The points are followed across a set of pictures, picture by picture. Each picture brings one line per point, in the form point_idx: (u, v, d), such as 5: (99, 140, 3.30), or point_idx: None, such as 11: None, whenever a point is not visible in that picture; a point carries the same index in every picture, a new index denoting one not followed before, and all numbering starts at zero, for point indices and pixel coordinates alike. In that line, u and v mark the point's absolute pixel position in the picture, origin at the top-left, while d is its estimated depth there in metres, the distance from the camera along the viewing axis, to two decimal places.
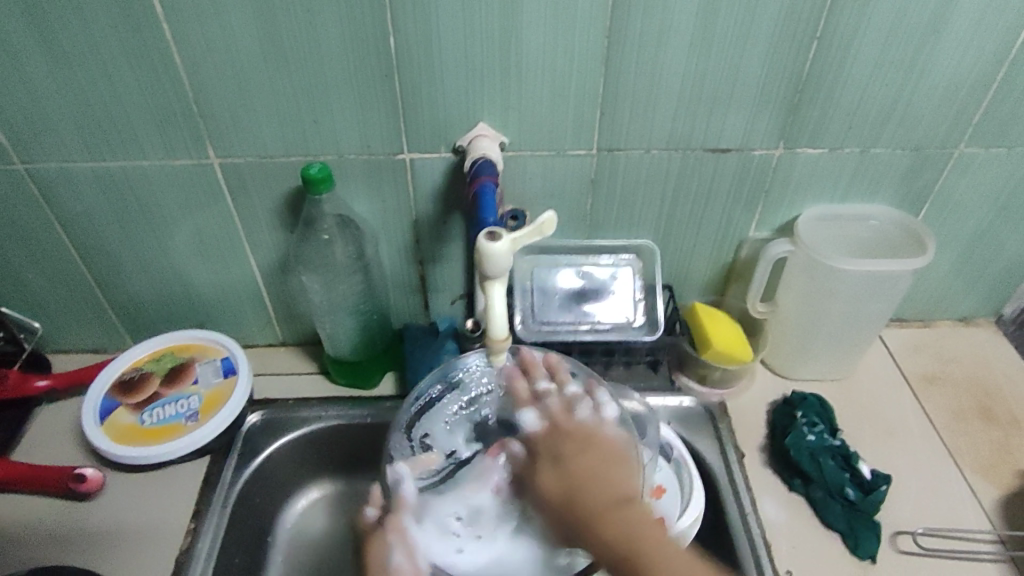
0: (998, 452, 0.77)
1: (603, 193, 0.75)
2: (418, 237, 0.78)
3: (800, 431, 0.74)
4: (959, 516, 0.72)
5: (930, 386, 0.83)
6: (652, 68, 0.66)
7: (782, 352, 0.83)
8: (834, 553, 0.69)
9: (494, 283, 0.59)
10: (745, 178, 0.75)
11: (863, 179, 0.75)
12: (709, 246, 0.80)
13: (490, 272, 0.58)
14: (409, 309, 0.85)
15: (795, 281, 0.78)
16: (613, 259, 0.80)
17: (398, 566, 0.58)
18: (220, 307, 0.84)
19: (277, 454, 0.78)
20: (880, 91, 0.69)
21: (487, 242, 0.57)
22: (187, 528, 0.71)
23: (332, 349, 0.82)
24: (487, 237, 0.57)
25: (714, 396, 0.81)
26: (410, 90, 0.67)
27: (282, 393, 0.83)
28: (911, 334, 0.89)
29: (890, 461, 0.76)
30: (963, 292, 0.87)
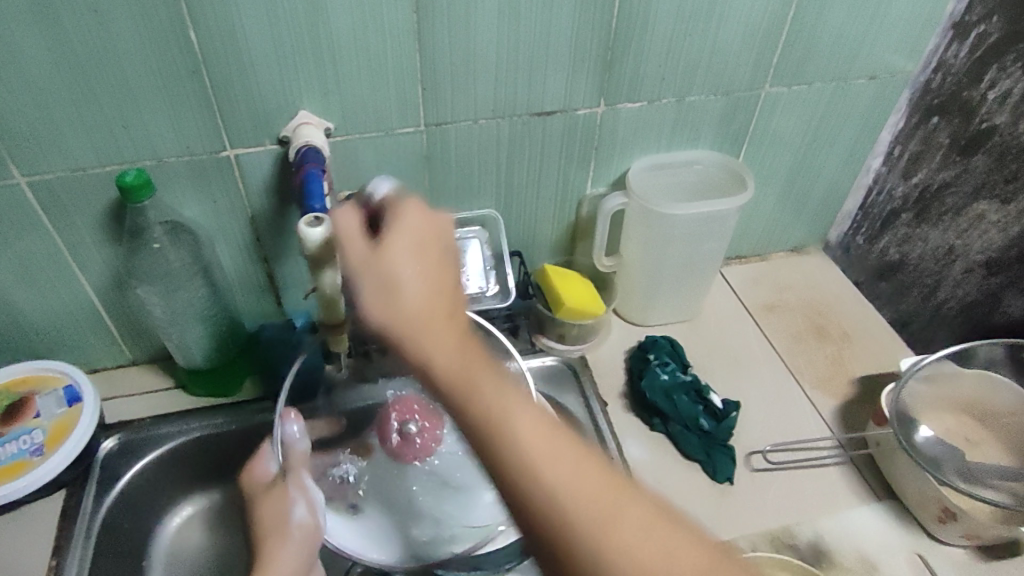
0: (832, 365, 0.84)
1: (438, 168, 0.76)
2: (258, 233, 0.76)
3: (653, 372, 0.78)
4: (804, 428, 0.78)
5: (768, 315, 0.89)
6: (464, 39, 0.66)
7: (632, 301, 0.87)
8: (695, 481, 0.73)
9: (327, 267, 0.62)
10: (574, 139, 0.77)
11: (684, 128, 0.80)
12: (552, 208, 0.83)
13: (318, 257, 0.60)
14: (261, 309, 0.84)
15: (633, 232, 0.81)
16: (460, 232, 0.81)
17: (297, 521, 0.69)
18: (59, 333, 0.79)
19: (142, 475, 0.76)
20: (687, 43, 0.72)
21: (309, 227, 0.59)
22: (47, 565, 0.67)
23: (185, 361, 0.79)
24: (310, 223, 0.59)
25: (574, 352, 0.84)
26: (222, 84, 0.64)
27: (138, 413, 0.80)
28: (750, 269, 0.95)
29: (739, 388, 0.81)
30: (792, 223, 0.94)
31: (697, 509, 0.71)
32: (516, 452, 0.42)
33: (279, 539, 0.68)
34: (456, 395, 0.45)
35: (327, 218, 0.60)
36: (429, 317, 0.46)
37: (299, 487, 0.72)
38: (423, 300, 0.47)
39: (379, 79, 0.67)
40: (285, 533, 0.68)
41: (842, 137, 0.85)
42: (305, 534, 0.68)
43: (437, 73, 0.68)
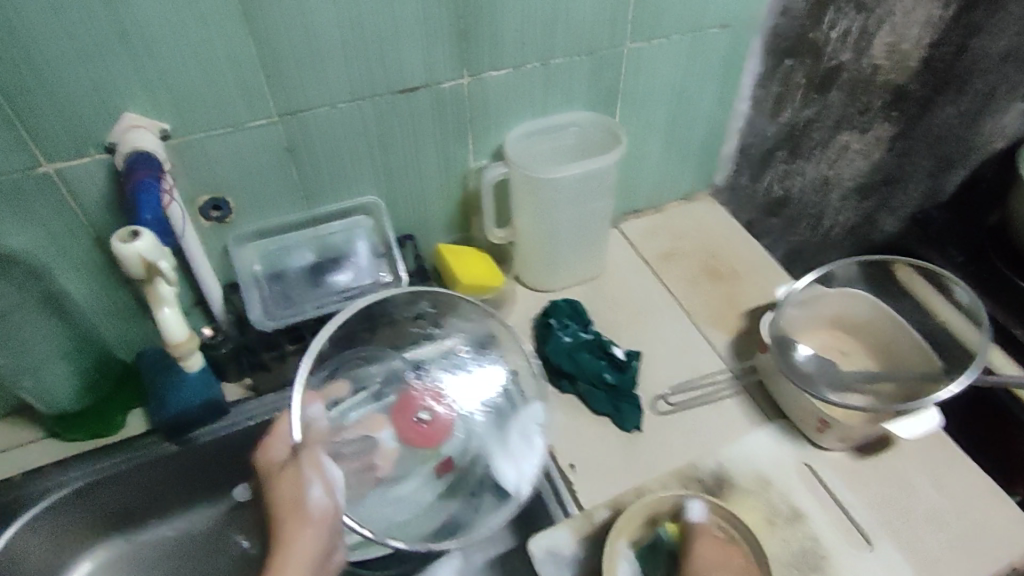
0: (725, 304, 0.88)
1: (306, 159, 0.72)
2: (117, 253, 0.70)
3: (554, 336, 0.80)
4: (702, 366, 0.82)
5: (665, 262, 0.93)
6: (303, 19, 0.62)
7: (532, 268, 0.87)
8: (606, 434, 0.76)
9: (156, 283, 0.60)
10: (443, 113, 0.75)
11: (553, 91, 0.80)
12: (436, 187, 0.81)
13: (135, 272, 0.59)
14: (136, 335, 0.78)
15: (520, 199, 0.81)
16: (344, 222, 0.79)
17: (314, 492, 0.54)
18: None
19: (22, 534, 0.71)
20: (538, 4, 0.71)
21: (124, 243, 0.57)
22: None
23: (47, 404, 0.73)
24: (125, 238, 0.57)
25: (479, 327, 0.84)
26: (34, 96, 0.58)
27: (3, 472, 0.73)
28: (644, 223, 0.98)
29: (641, 339, 0.84)
30: (676, 172, 0.97)
31: (608, 463, 0.73)
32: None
33: (296, 523, 0.53)
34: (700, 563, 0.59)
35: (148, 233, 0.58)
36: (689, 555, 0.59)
37: (314, 466, 0.56)
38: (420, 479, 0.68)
39: (218, 70, 0.62)
40: (305, 517, 0.53)
41: (704, 84, 0.88)
42: (325, 515, 0.53)
43: (282, 58, 0.64)
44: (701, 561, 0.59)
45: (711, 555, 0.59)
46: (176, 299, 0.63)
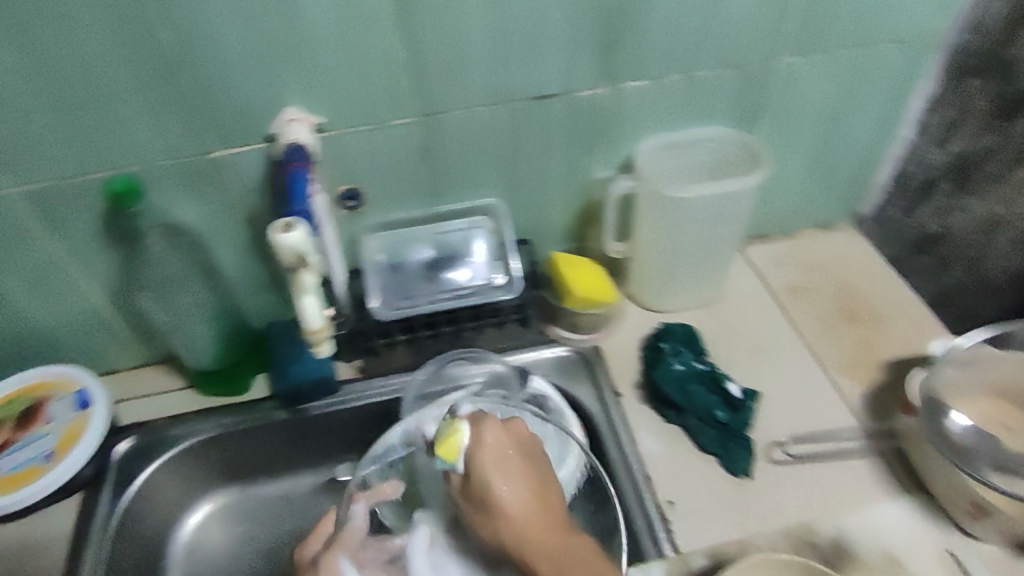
0: (863, 351, 0.79)
1: (437, 159, 0.73)
2: (257, 234, 0.75)
3: (666, 362, 0.75)
4: (828, 417, 0.74)
5: (794, 297, 0.85)
6: (452, 23, 0.63)
7: (647, 287, 0.83)
8: (712, 475, 0.71)
9: (303, 275, 0.60)
10: (577, 121, 0.73)
11: (695, 105, 0.75)
12: (559, 195, 0.80)
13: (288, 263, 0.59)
14: (268, 308, 0.82)
15: (645, 216, 0.77)
16: (464, 222, 0.79)
17: None
18: (66, 339, 0.80)
19: (155, 476, 0.76)
20: (692, 14, 0.67)
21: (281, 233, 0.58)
22: (65, 568, 0.69)
23: (193, 361, 0.79)
24: (281, 228, 0.58)
25: (587, 342, 0.81)
26: (204, 85, 0.63)
27: (148, 416, 0.80)
28: (775, 249, 0.90)
29: (760, 377, 0.78)
30: (819, 200, 0.89)
31: (714, 506, 0.69)
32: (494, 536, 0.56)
33: None
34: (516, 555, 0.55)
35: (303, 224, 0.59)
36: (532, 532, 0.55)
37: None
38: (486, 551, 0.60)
39: (367, 70, 0.65)
40: None
41: (868, 105, 0.79)
42: None
43: (427, 61, 0.65)
44: (510, 489, 0.56)
45: (505, 476, 0.57)
46: (319, 290, 0.62)
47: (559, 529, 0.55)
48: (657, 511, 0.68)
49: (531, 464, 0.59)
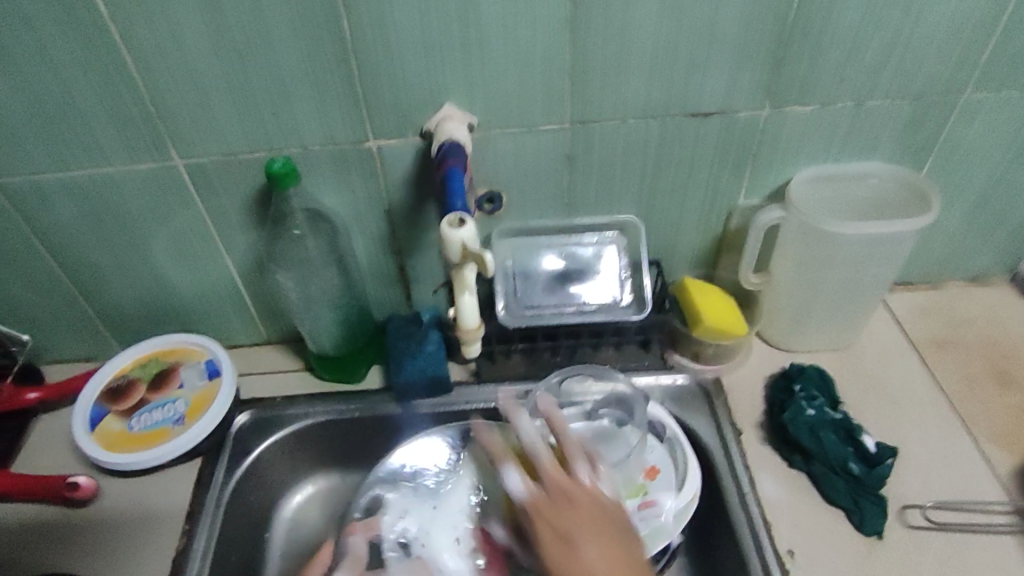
0: (1015, 418, 0.73)
1: (581, 169, 0.72)
2: (393, 227, 0.76)
3: (798, 405, 0.71)
4: (973, 486, 0.69)
5: (938, 351, 0.79)
6: (622, 33, 0.62)
7: (778, 322, 0.79)
8: (838, 531, 0.67)
9: (466, 271, 0.61)
10: (730, 143, 0.70)
11: (859, 136, 0.71)
12: (697, 218, 0.77)
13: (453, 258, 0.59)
14: (390, 301, 0.84)
15: (788, 248, 0.74)
16: (596, 237, 0.77)
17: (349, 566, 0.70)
18: (201, 307, 0.83)
19: (268, 452, 0.78)
20: (874, 40, 0.63)
21: (452, 227, 0.58)
22: (181, 530, 0.71)
23: (315, 345, 0.80)
24: (453, 223, 0.58)
25: (709, 372, 0.78)
26: (370, 76, 0.64)
27: (268, 391, 0.82)
28: (917, 297, 0.85)
29: (897, 432, 0.73)
30: (975, 250, 0.83)
31: (839, 565, 0.64)
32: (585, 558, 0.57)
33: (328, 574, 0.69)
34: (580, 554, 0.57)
35: (472, 220, 0.59)
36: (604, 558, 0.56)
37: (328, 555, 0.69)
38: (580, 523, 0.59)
39: (528, 73, 0.64)
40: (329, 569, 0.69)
41: None
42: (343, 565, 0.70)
43: (589, 69, 0.64)
44: (590, 554, 0.56)
45: (595, 550, 0.56)
46: (475, 287, 0.63)
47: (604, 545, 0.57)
48: (776, 557, 0.64)
49: (599, 528, 0.58)
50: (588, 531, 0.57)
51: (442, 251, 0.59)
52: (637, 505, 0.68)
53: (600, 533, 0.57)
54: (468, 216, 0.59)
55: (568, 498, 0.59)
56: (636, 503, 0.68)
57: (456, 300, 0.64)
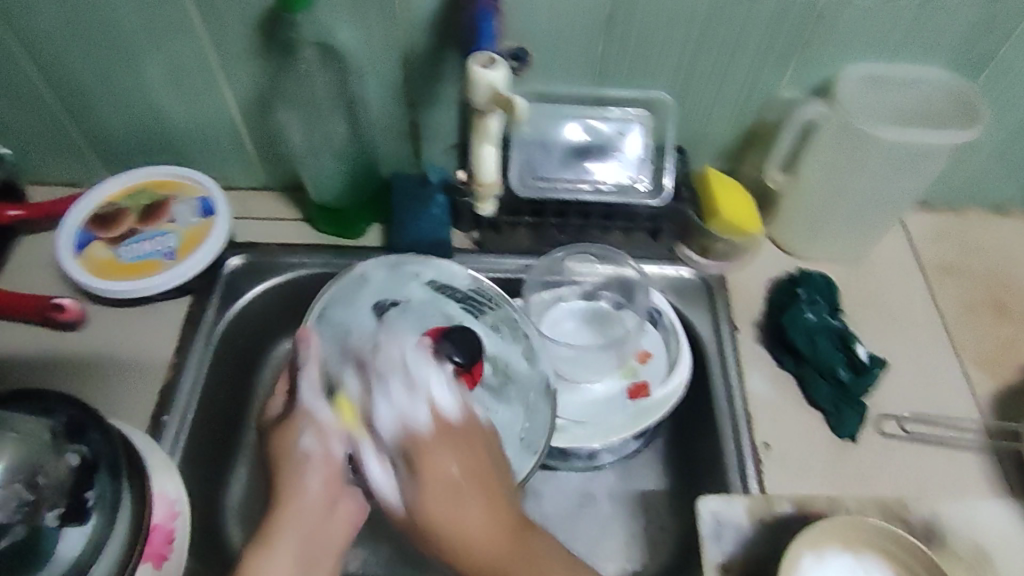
0: (1003, 347, 0.74)
1: (618, 37, 0.67)
2: (409, 76, 0.71)
3: (798, 309, 0.72)
4: (952, 406, 0.71)
5: (945, 277, 0.79)
6: None
7: (792, 226, 0.77)
8: (814, 430, 0.69)
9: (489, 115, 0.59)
10: (782, 28, 0.65)
11: (917, 38, 0.66)
12: (731, 107, 0.73)
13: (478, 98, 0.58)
14: (397, 157, 0.79)
15: (819, 149, 0.71)
16: (622, 113, 0.74)
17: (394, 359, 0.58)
18: (196, 142, 0.79)
19: (261, 298, 0.76)
20: None
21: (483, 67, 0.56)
22: (169, 363, 0.71)
23: (315, 193, 0.78)
24: (484, 62, 0.56)
25: (713, 269, 0.77)
26: None
27: (265, 238, 0.79)
28: (934, 221, 0.83)
29: (888, 344, 0.74)
30: (1002, 177, 0.81)
31: (811, 461, 0.67)
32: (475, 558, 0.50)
33: (454, 488, 0.52)
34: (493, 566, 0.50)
35: (503, 63, 0.57)
36: (476, 498, 0.52)
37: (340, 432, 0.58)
38: (484, 521, 0.51)
39: None
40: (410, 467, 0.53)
41: None
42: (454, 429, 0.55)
43: None
44: (441, 456, 0.53)
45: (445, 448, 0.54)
46: (497, 139, 0.62)
47: (482, 493, 0.52)
48: (752, 448, 0.67)
49: (462, 447, 0.54)
50: (457, 434, 0.55)
51: (469, 93, 0.58)
52: (625, 386, 0.71)
53: (464, 445, 0.54)
54: (501, 59, 0.57)
55: (461, 404, 0.56)
56: (624, 384, 0.71)
57: (476, 152, 0.63)
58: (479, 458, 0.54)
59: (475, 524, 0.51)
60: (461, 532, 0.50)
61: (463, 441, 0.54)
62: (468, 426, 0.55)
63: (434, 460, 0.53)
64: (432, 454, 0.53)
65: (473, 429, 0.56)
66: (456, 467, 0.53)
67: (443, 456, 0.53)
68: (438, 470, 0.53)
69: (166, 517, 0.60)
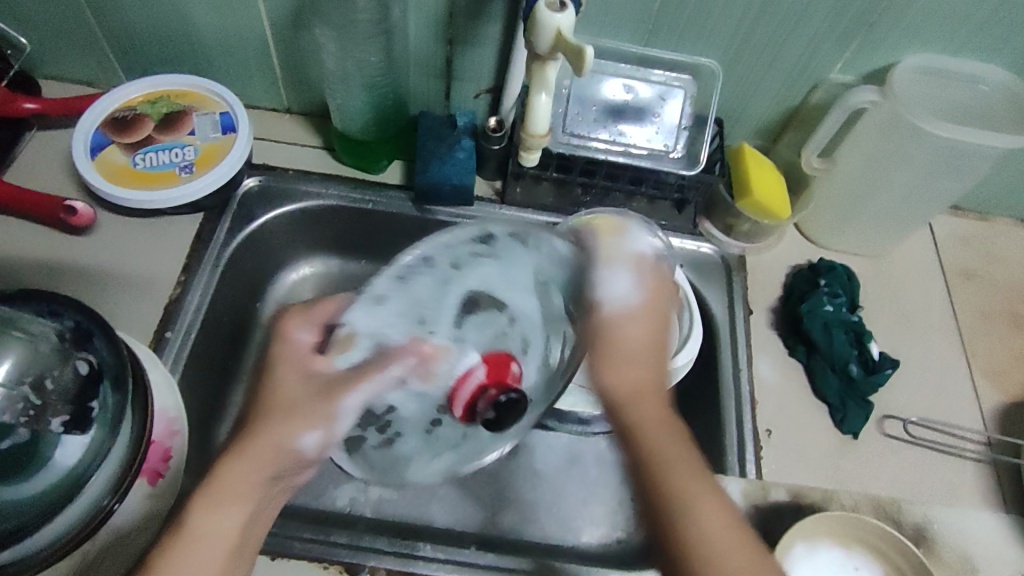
0: (1015, 360, 0.74)
1: None
2: (453, 10, 0.67)
3: (818, 299, 0.71)
4: (956, 412, 0.70)
5: (965, 282, 0.78)
6: None
7: (822, 214, 0.76)
8: (816, 421, 0.69)
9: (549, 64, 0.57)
10: (849, 4, 0.62)
11: (985, 33, 0.63)
12: (778, 83, 0.71)
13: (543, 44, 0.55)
14: (429, 94, 0.77)
15: (865, 138, 0.69)
16: (665, 76, 0.71)
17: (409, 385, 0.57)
18: (222, 55, 0.76)
19: (274, 223, 0.75)
20: None
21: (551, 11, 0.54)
22: (175, 280, 0.70)
23: (340, 122, 0.75)
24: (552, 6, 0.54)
25: (735, 249, 0.76)
26: None
27: (283, 162, 0.77)
28: (962, 225, 0.82)
29: (901, 344, 0.73)
30: None
31: (810, 451, 0.67)
32: (687, 521, 0.44)
33: (650, 419, 0.49)
34: (662, 469, 0.46)
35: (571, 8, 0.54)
36: (645, 357, 0.51)
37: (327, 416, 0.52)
38: (648, 339, 0.52)
39: None
40: (637, 312, 0.52)
41: None
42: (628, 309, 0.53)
43: None
44: (633, 322, 0.52)
45: (636, 319, 0.52)
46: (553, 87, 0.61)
47: (660, 422, 0.48)
48: (752, 431, 0.66)
49: (620, 355, 0.51)
50: (643, 316, 0.53)
51: (533, 39, 0.56)
52: None
53: (648, 325, 0.52)
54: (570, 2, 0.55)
55: (653, 294, 0.54)
56: None
57: (530, 100, 0.61)
58: (656, 350, 0.52)
59: (673, 452, 0.47)
60: (621, 397, 0.50)
61: (617, 352, 0.51)
62: (644, 314, 0.53)
63: (612, 355, 0.51)
64: (615, 329, 0.52)
65: (652, 344, 0.52)
66: (649, 338, 0.52)
67: (613, 369, 0.50)
68: (623, 336, 0.51)
69: (164, 433, 0.60)
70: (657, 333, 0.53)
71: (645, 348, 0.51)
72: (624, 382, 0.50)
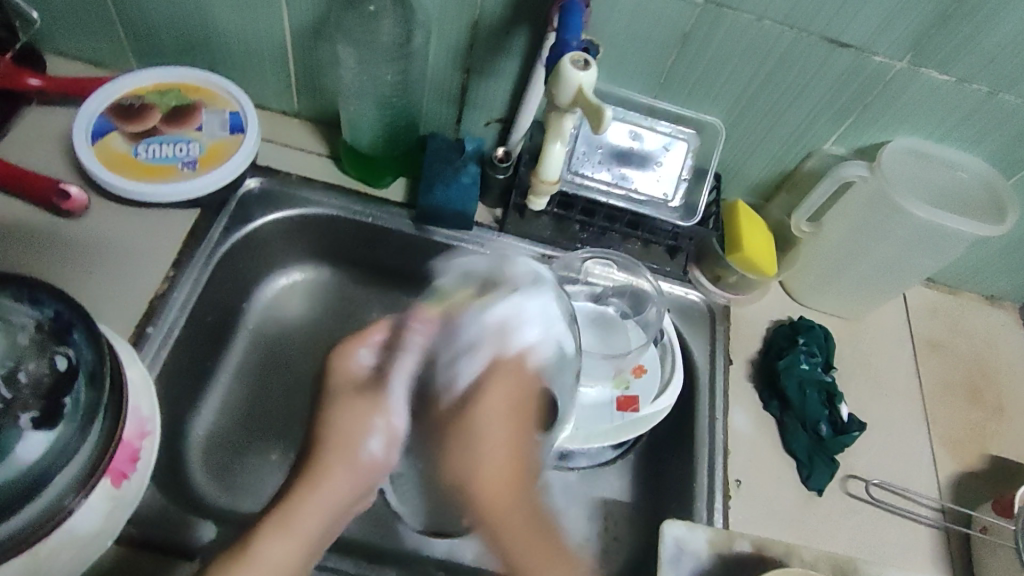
0: (972, 432, 0.77)
1: (689, 54, 0.66)
2: (474, 41, 0.69)
3: (796, 356, 0.73)
4: (914, 478, 0.73)
5: (931, 353, 0.82)
6: None
7: (806, 275, 0.78)
8: (783, 475, 0.71)
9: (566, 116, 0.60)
10: (850, 83, 0.66)
11: (972, 124, 0.67)
12: (776, 147, 0.74)
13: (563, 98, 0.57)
14: (439, 117, 0.78)
15: (852, 210, 0.72)
16: (670, 129, 0.73)
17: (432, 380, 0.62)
18: (236, 54, 0.76)
19: (270, 226, 0.75)
20: None
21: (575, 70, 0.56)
22: (164, 274, 0.68)
23: (349, 135, 0.76)
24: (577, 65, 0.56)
25: (721, 299, 0.78)
26: None
27: (286, 167, 0.77)
28: (933, 297, 0.86)
29: (868, 407, 0.76)
30: (1006, 271, 0.83)
31: (775, 503, 0.69)
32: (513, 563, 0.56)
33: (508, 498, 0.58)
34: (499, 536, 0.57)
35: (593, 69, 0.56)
36: (491, 437, 0.59)
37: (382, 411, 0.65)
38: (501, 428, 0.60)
39: None
40: (522, 404, 0.61)
41: None
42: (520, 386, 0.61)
43: None
44: (492, 426, 0.60)
45: (497, 397, 0.61)
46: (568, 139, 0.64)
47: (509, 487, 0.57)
48: (723, 480, 0.68)
49: (495, 423, 0.60)
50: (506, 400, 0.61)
51: (555, 94, 0.58)
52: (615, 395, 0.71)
53: (517, 408, 0.61)
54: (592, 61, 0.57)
55: (523, 370, 0.62)
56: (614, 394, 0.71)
57: (545, 148, 0.64)
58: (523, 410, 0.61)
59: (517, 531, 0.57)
60: (488, 473, 0.58)
61: (497, 395, 0.61)
62: (517, 383, 0.61)
63: (474, 418, 0.60)
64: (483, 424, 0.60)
65: (519, 408, 0.60)
66: (501, 410, 0.60)
67: (478, 437, 0.60)
68: (478, 437, 0.59)
69: (135, 434, 0.58)
70: (530, 384, 0.62)
71: (522, 391, 0.61)
72: (468, 470, 0.59)
